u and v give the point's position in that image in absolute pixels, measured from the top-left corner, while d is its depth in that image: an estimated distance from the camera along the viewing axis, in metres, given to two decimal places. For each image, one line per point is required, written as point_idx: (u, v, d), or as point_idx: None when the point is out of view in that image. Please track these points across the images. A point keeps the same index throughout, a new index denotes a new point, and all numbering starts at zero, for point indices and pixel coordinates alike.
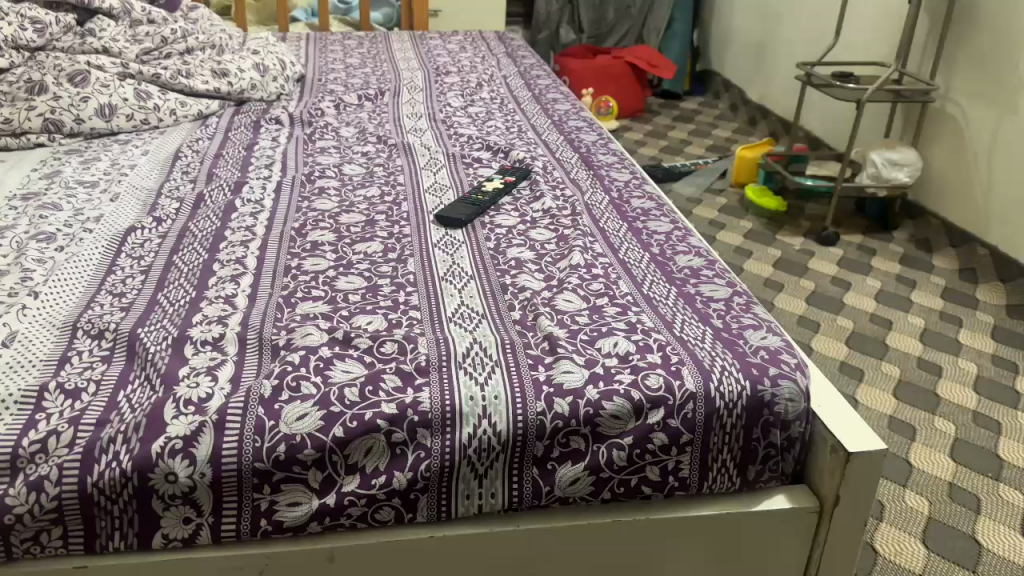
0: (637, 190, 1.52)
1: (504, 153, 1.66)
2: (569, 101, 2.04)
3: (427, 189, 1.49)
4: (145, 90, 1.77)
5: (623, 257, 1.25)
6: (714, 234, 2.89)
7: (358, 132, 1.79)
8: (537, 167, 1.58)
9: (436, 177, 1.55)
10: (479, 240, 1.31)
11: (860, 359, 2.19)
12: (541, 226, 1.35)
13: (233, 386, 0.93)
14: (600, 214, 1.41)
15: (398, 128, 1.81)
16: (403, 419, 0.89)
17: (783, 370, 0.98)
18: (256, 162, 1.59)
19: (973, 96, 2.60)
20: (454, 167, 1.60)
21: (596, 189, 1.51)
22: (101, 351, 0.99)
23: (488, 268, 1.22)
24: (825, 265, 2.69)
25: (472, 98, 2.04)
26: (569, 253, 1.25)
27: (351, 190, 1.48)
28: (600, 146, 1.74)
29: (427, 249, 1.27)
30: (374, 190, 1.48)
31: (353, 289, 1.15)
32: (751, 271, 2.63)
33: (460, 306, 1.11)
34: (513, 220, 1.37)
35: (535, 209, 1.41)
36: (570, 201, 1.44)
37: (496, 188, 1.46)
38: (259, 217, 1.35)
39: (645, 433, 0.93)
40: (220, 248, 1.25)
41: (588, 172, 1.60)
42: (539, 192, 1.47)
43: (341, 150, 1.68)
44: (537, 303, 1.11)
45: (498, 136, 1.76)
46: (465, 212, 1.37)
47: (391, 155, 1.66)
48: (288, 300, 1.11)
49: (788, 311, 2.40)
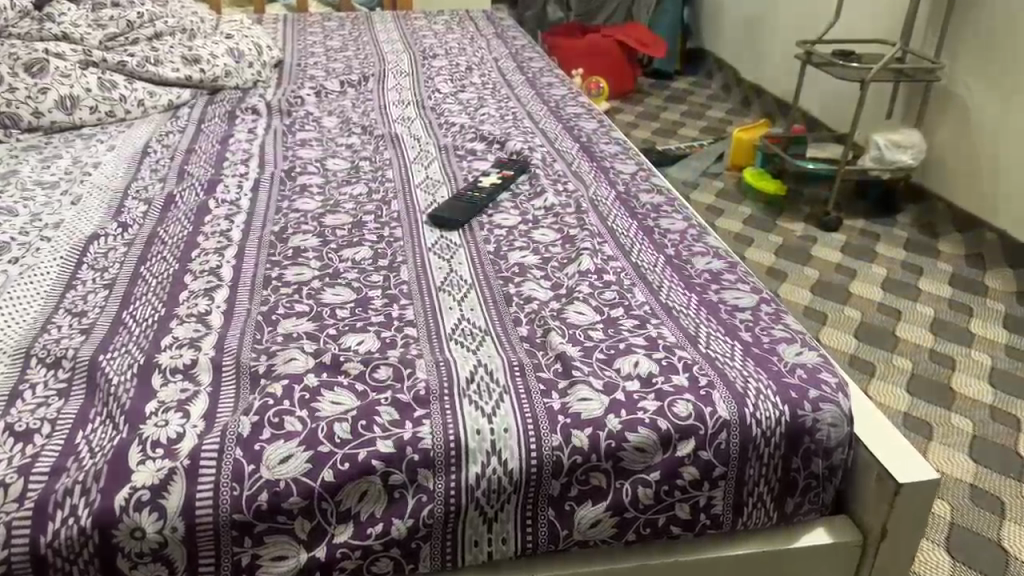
0: (645, 183, 1.42)
1: (500, 145, 1.54)
2: (564, 85, 1.92)
3: (418, 184, 1.38)
4: (110, 80, 1.64)
5: (636, 260, 1.15)
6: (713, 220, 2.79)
7: (341, 121, 1.67)
8: (536, 160, 1.46)
9: (428, 172, 1.44)
10: (478, 243, 1.20)
11: (870, 353, 2.10)
12: (544, 226, 1.24)
13: (208, 422, 0.82)
14: (606, 212, 1.30)
15: (385, 117, 1.69)
16: (401, 459, 0.79)
17: (824, 393, 0.89)
18: (232, 157, 1.47)
19: (981, 75, 2.49)
20: (446, 160, 1.48)
21: (601, 183, 1.40)
22: (57, 383, 0.88)
23: (489, 275, 1.11)
24: (828, 251, 2.60)
25: (462, 83, 1.92)
26: (577, 257, 1.14)
27: (336, 187, 1.37)
28: (602, 134, 1.63)
29: (422, 254, 1.16)
30: (361, 187, 1.37)
31: (341, 303, 1.04)
32: (753, 260, 2.54)
33: (460, 322, 1.01)
34: (513, 220, 1.26)
35: (537, 206, 1.30)
36: (574, 198, 1.33)
37: (493, 185, 1.35)
38: (235, 220, 1.24)
39: (674, 468, 0.83)
40: (192, 256, 1.13)
41: (591, 163, 1.49)
42: (539, 187, 1.36)
43: (323, 142, 1.56)
44: (546, 317, 1.00)
45: (492, 124, 1.65)
46: (461, 213, 1.26)
47: (377, 147, 1.54)
48: (269, 317, 1.00)
49: (793, 302, 2.30)
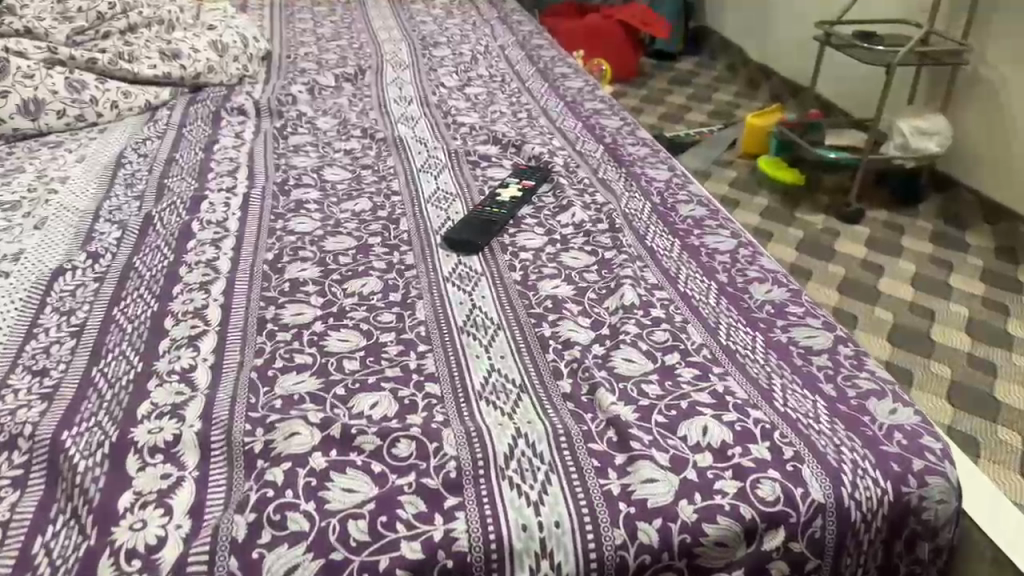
0: (681, 194, 1.27)
1: (517, 149, 1.39)
2: (580, 76, 1.77)
3: (428, 198, 1.23)
4: (79, 79, 1.47)
5: (684, 289, 1.01)
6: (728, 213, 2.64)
7: (338, 122, 1.51)
8: (558, 166, 1.32)
9: (439, 182, 1.28)
10: (502, 271, 1.05)
11: (907, 359, 1.97)
12: (575, 249, 1.09)
13: (195, 522, 0.68)
14: (643, 230, 1.15)
15: (386, 117, 1.54)
16: (432, 567, 0.65)
17: (929, 463, 0.76)
18: (217, 167, 1.31)
19: (1013, 58, 2.33)
20: (458, 168, 1.33)
21: (633, 194, 1.26)
22: (13, 470, 0.73)
23: (519, 312, 0.96)
24: (852, 246, 2.46)
25: (469, 75, 1.76)
26: (619, 287, 1.00)
27: (336, 202, 1.22)
28: (627, 134, 1.48)
29: (439, 285, 1.01)
30: (365, 203, 1.22)
31: (349, 352, 0.89)
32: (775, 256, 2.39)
33: (490, 375, 0.86)
34: (540, 241, 1.11)
35: (565, 224, 1.16)
36: (606, 212, 1.18)
37: (513, 198, 1.20)
38: (223, 245, 1.08)
39: (760, 563, 0.70)
40: (174, 293, 0.98)
41: (619, 170, 1.34)
42: (565, 199, 1.21)
43: (319, 147, 1.41)
44: (590, 367, 0.86)
45: (506, 125, 1.49)
46: (481, 234, 1.11)
47: (380, 153, 1.38)
48: (265, 373, 0.85)
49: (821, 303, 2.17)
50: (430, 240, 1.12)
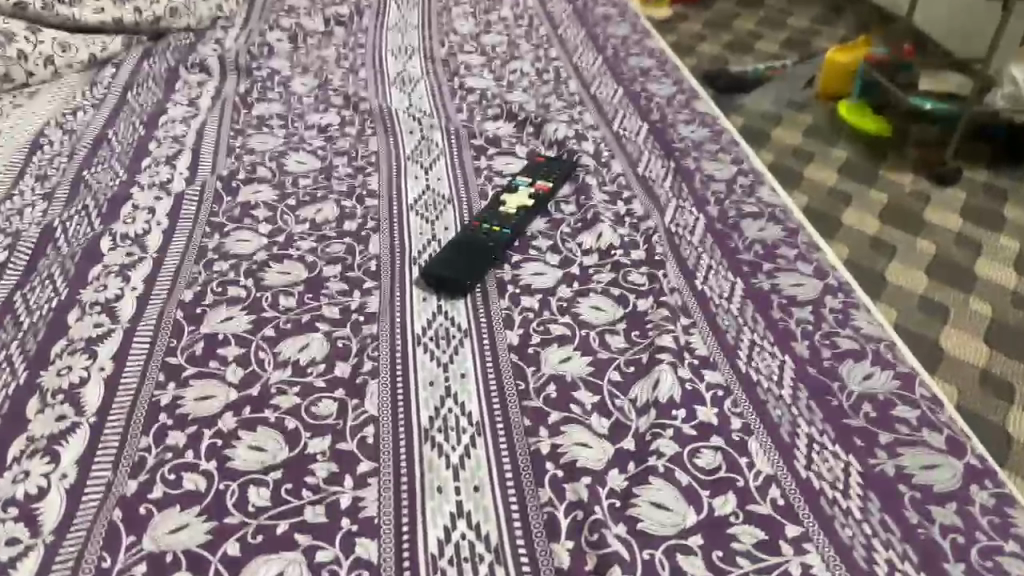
0: (746, 199, 0.96)
1: (536, 130, 1.09)
2: (625, 19, 1.43)
3: (412, 205, 0.95)
4: (3, 29, 1.19)
5: (746, 370, 0.73)
6: (802, 169, 2.29)
7: (318, 85, 1.22)
8: (585, 159, 1.02)
9: (430, 179, 1.00)
10: (494, 329, 0.77)
11: (1009, 367, 1.67)
12: (596, 293, 0.81)
13: None
14: (688, 263, 0.86)
15: (378, 79, 1.24)
16: None
17: None
18: (156, 152, 1.04)
19: None
20: (457, 156, 1.04)
21: (681, 202, 0.96)
22: None
23: (508, 404, 0.70)
24: (945, 214, 2.13)
25: (488, 18, 1.44)
26: (654, 364, 0.73)
27: (294, 207, 0.95)
28: (680, 105, 1.16)
29: (404, 352, 0.74)
30: (329, 209, 0.94)
31: (261, 473, 0.63)
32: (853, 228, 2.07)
33: (453, 528, 0.60)
34: (551, 281, 0.83)
35: (588, 251, 0.88)
36: (643, 234, 0.89)
37: (520, 209, 0.92)
38: (133, 276, 0.83)
39: None
40: (50, 355, 0.73)
41: (665, 162, 1.03)
42: (590, 213, 0.93)
43: (289, 122, 1.12)
44: (600, 523, 0.60)
45: (525, 92, 1.19)
46: (470, 268, 0.83)
47: (361, 132, 1.10)
48: (134, 511, 0.60)
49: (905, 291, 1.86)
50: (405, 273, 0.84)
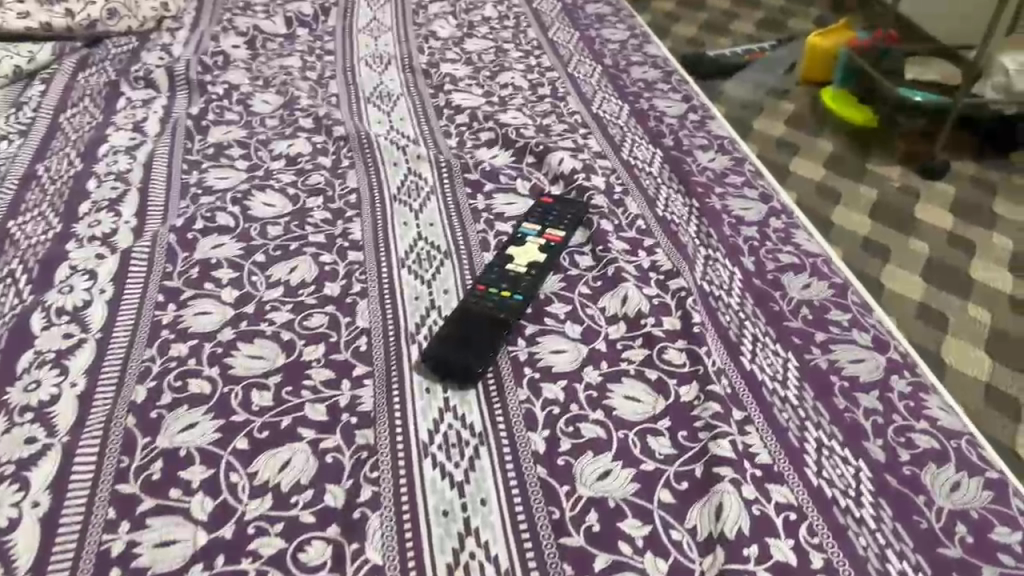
0: (781, 247, 0.85)
1: (537, 160, 0.97)
2: (622, 19, 1.30)
3: (401, 260, 0.81)
4: None
5: (821, 481, 0.61)
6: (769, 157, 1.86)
7: (283, 103, 1.07)
8: (597, 197, 0.90)
9: (420, 224, 0.86)
10: (514, 431, 0.64)
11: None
12: (629, 377, 0.69)
13: None
14: (730, 331, 0.74)
15: (352, 94, 1.10)
16: None
17: None
18: (96, 193, 0.89)
19: None
20: (450, 196, 0.90)
21: (712, 250, 0.84)
22: None
23: (542, 541, 0.57)
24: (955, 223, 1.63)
25: (470, 17, 1.29)
26: (713, 482, 0.60)
27: (264, 265, 0.81)
28: (695, 128, 1.04)
29: (410, 471, 0.61)
30: (305, 268, 0.80)
31: None
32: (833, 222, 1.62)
33: None
34: (575, 360, 0.71)
35: (613, 318, 0.75)
36: (674, 294, 0.77)
37: (531, 266, 0.79)
38: (72, 367, 0.69)
39: None
40: None
41: (687, 199, 0.91)
42: (610, 269, 0.80)
43: (251, 150, 0.98)
44: None
45: (520, 112, 1.06)
46: (475, 348, 0.70)
47: (336, 163, 0.96)
48: None
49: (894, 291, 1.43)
50: (403, 358, 0.70)
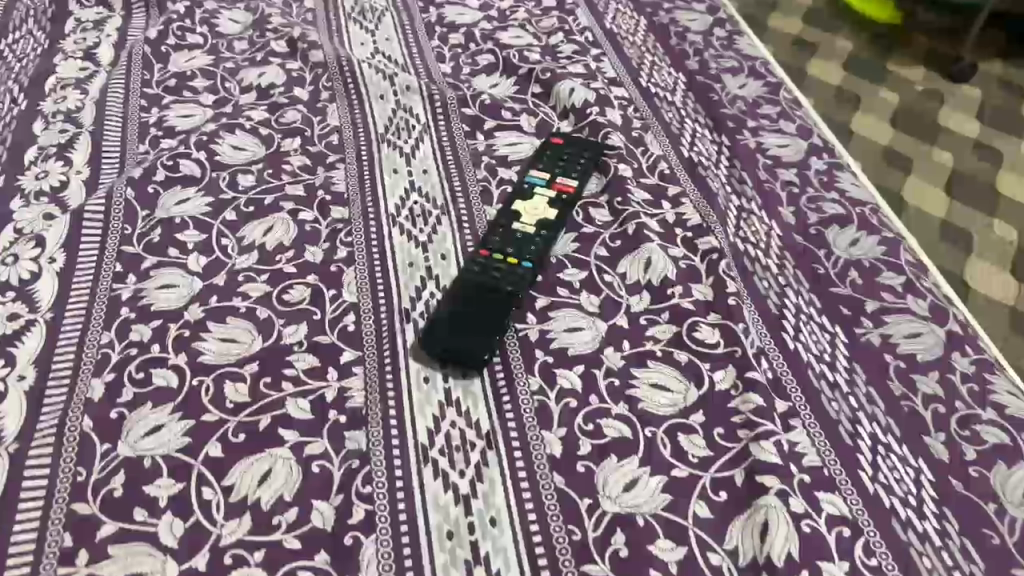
0: (824, 194, 0.75)
1: (544, 90, 0.85)
2: None
3: (392, 218, 0.71)
4: None
5: (878, 490, 0.54)
6: (782, 52, 1.45)
7: (254, 21, 0.94)
8: (615, 137, 0.79)
9: (413, 174, 0.76)
10: (525, 429, 0.56)
11: None
12: (655, 361, 0.60)
13: None
14: (769, 302, 0.65)
15: (331, 8, 0.96)
16: None
17: None
18: (43, 138, 0.78)
19: None
20: (445, 136, 0.80)
21: (746, 200, 0.74)
22: None
23: (561, 567, 0.49)
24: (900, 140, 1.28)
25: None
26: (755, 494, 0.52)
27: (237, 225, 0.70)
28: (723, 48, 0.92)
29: (408, 483, 0.53)
30: (282, 228, 0.70)
31: None
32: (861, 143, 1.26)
33: None
34: (595, 339, 0.62)
35: (636, 287, 0.66)
36: (703, 259, 0.68)
37: (541, 226, 0.69)
38: (19, 357, 0.60)
39: None
40: None
41: (715, 136, 0.80)
42: (632, 227, 0.71)
43: (218, 82, 0.86)
44: None
45: (523, 30, 0.93)
46: (475, 327, 0.61)
47: (315, 96, 0.84)
48: None
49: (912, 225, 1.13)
50: (398, 340, 0.61)
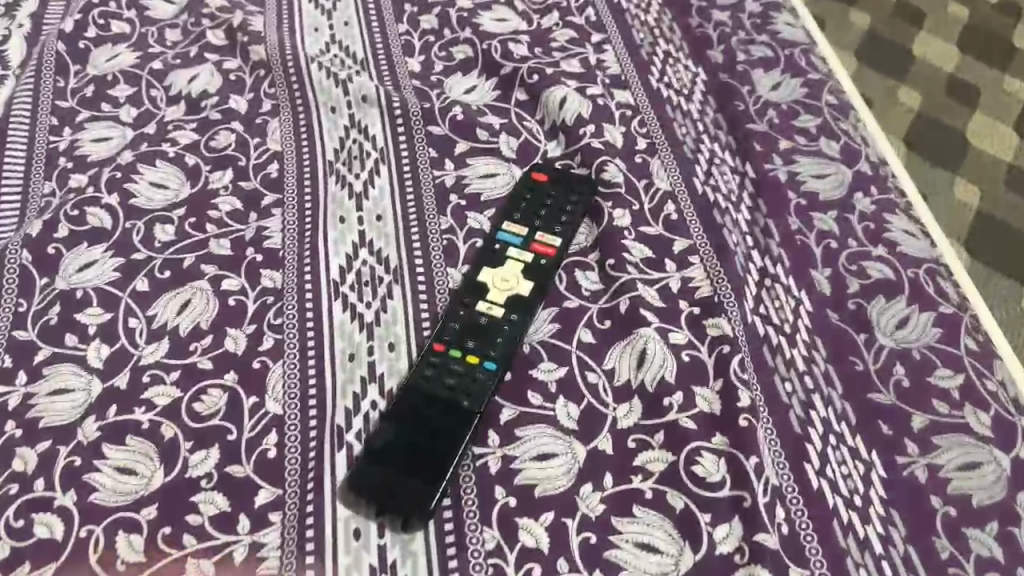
0: (869, 249, 0.60)
1: (531, 97, 0.70)
2: None
3: (334, 287, 0.59)
4: None
5: None
6: None
7: (189, 3, 0.78)
8: (619, 162, 0.65)
9: (364, 219, 0.63)
10: None
11: None
12: (643, 506, 0.49)
13: None
14: (791, 415, 0.52)
15: None
16: None
17: None
18: None
19: None
20: (406, 165, 0.66)
21: (771, 260, 0.60)
22: None
23: None
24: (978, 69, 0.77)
25: None
26: None
27: (148, 299, 0.59)
28: (755, 28, 0.75)
29: None
30: (201, 303, 0.58)
31: None
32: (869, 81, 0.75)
33: None
34: (570, 471, 0.50)
35: (625, 389, 0.53)
36: (711, 351, 0.55)
37: (512, 305, 0.56)
38: None
39: None
40: None
41: (738, 163, 0.65)
42: (626, 302, 0.57)
43: (144, 89, 0.72)
44: None
45: (510, 9, 0.77)
46: (415, 457, 0.50)
47: (255, 109, 0.70)
48: None
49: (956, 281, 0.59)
50: (327, 474, 0.50)
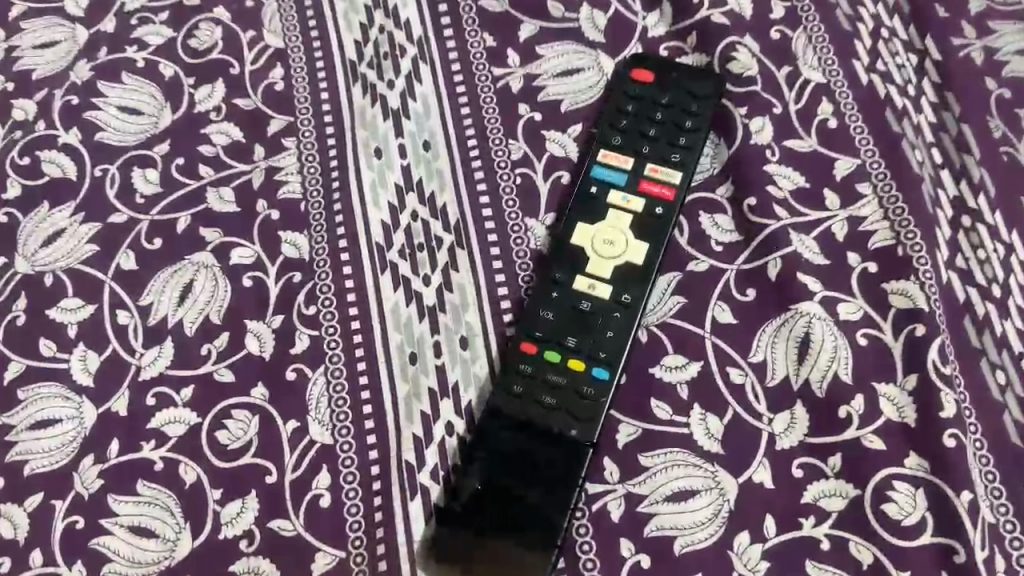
0: None
1: None
2: None
3: (379, 253, 0.44)
4: None
5: None
6: None
7: None
8: (749, 41, 0.48)
9: (408, 150, 0.47)
10: None
11: None
12: (818, 563, 0.37)
13: None
14: (1007, 422, 0.39)
15: None
16: None
17: None
18: None
19: None
20: (456, 63, 0.49)
21: (969, 188, 0.44)
22: None
23: None
24: None
25: None
26: None
27: (138, 281, 0.45)
28: None
29: None
30: (206, 284, 0.44)
31: None
32: None
33: None
34: (717, 514, 0.38)
35: (782, 393, 0.40)
36: (896, 333, 0.41)
37: (622, 279, 0.42)
38: None
39: None
40: None
41: (913, 35, 0.47)
42: (774, 263, 0.43)
43: None
44: None
45: None
46: (512, 509, 0.38)
47: None
48: None
49: None
50: (400, 530, 0.39)
